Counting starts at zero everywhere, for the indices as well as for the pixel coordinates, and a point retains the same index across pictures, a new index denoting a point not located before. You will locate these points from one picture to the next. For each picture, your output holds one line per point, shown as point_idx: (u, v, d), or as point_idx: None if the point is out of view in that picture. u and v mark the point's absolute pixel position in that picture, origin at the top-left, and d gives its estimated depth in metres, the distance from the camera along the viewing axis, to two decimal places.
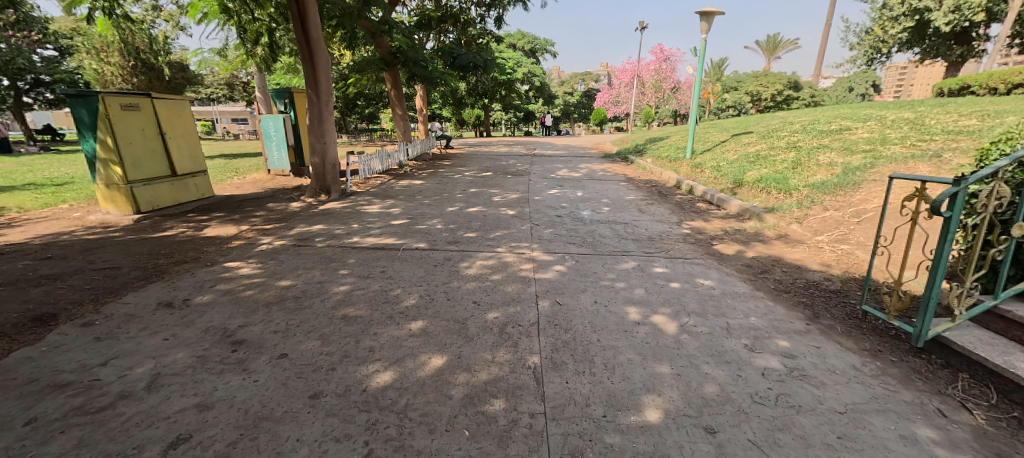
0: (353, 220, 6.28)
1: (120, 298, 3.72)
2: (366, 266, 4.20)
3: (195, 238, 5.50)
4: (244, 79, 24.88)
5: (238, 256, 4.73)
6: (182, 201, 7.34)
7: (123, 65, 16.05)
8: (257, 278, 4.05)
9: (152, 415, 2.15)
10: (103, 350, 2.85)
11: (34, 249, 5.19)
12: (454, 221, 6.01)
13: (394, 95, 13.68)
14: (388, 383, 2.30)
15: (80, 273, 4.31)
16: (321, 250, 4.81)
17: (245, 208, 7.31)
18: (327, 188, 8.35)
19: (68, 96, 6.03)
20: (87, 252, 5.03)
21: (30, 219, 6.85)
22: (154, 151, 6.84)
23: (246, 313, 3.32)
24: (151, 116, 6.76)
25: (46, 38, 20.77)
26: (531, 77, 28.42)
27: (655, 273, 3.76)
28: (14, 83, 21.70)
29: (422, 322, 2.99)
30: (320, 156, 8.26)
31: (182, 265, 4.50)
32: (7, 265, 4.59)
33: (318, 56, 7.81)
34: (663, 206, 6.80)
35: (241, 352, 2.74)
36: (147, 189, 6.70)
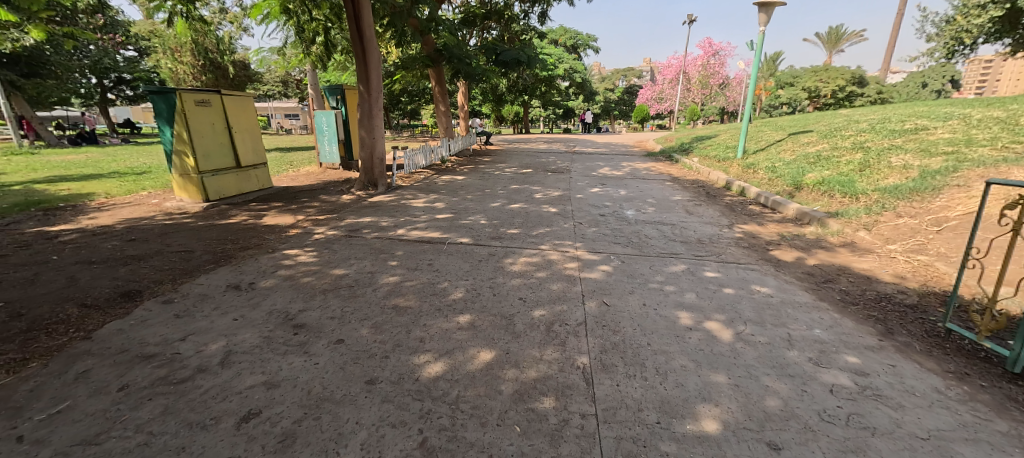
0: (399, 213, 6.49)
1: (193, 279, 4.06)
2: (414, 259, 4.33)
3: (256, 226, 5.88)
4: (298, 76, 26.19)
5: (295, 244, 5.01)
6: (245, 191, 7.88)
7: (193, 64, 17.33)
8: (313, 266, 4.28)
9: (226, 389, 2.34)
10: (181, 326, 3.12)
11: (120, 232, 5.75)
12: (497, 217, 6.05)
13: (438, 92, 13.93)
14: (439, 374, 2.37)
15: (160, 255, 4.74)
16: (370, 242, 5.01)
17: (300, 199, 7.72)
18: (374, 181, 8.66)
19: (151, 92, 6.58)
20: (164, 235, 5.52)
21: (116, 204, 7.59)
22: (221, 144, 7.35)
23: (305, 299, 3.52)
24: (220, 112, 7.25)
25: (128, 40, 22.80)
26: (572, 74, 28.09)
27: (707, 278, 3.61)
28: (101, 81, 24.03)
29: (469, 316, 3.04)
30: (368, 151, 8.56)
31: (247, 251, 4.84)
32: (100, 246, 5.12)
33: (370, 54, 8.07)
34: (711, 208, 6.53)
35: (302, 336, 2.91)
36: (215, 180, 7.24)
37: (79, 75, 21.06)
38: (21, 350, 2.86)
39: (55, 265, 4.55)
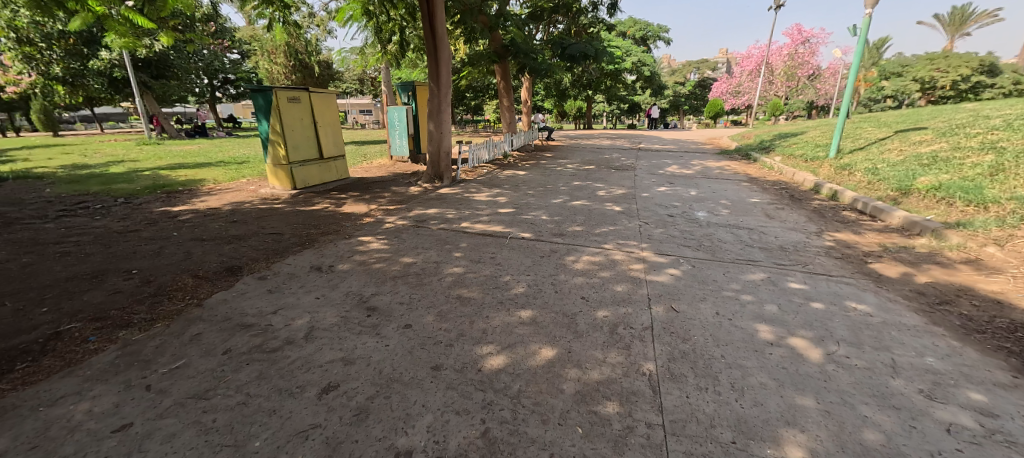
0: (463, 206, 6.66)
1: (283, 258, 4.51)
2: (477, 251, 4.43)
3: (335, 214, 6.37)
4: (373, 74, 27.83)
5: (369, 231, 5.35)
6: (326, 181, 8.57)
7: (286, 65, 19.03)
8: (384, 253, 4.54)
9: (309, 362, 2.62)
10: (273, 301, 3.50)
11: (224, 214, 6.52)
12: (559, 214, 6.00)
13: (504, 87, 14.06)
14: (501, 367, 2.41)
15: (256, 236, 5.33)
16: (436, 232, 5.21)
17: (373, 190, 8.23)
18: (440, 175, 8.97)
19: (252, 90, 7.30)
20: (260, 218, 6.18)
21: (222, 189, 8.63)
22: (308, 137, 8.02)
23: (377, 283, 3.76)
24: (308, 108, 7.90)
25: (234, 44, 25.65)
26: (641, 67, 26.95)
27: (791, 289, 3.30)
28: (211, 81, 27.34)
29: (531, 311, 3.06)
30: (436, 145, 8.87)
31: (328, 236, 5.27)
32: (209, 226, 5.87)
33: (441, 51, 8.32)
34: (796, 212, 5.94)
35: (375, 318, 3.12)
36: (302, 170, 7.96)
37: (195, 76, 24.08)
38: (151, 312, 3.43)
39: (175, 240, 5.29)
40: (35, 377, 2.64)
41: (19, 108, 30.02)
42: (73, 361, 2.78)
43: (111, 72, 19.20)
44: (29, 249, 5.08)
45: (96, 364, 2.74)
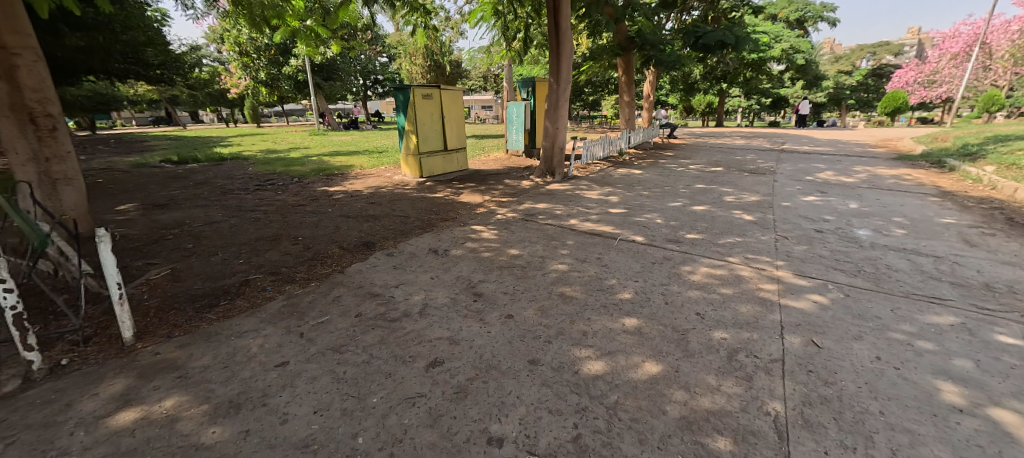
0: (573, 203, 6.60)
1: (407, 239, 5.03)
2: (584, 250, 4.34)
3: (454, 202, 6.85)
4: (498, 72, 29.13)
5: (481, 221, 5.64)
6: (449, 171, 9.26)
7: (424, 66, 21.02)
8: (493, 243, 4.74)
9: (420, 336, 2.91)
10: (396, 277, 3.94)
11: (365, 196, 7.52)
12: (676, 218, 5.54)
13: (626, 81, 13.47)
14: (599, 374, 2.33)
15: (388, 216, 6.04)
16: (544, 227, 5.25)
17: (488, 182, 8.65)
18: (552, 170, 9.01)
19: (393, 88, 8.20)
20: (391, 202, 6.98)
21: (365, 175, 9.98)
22: (436, 131, 8.74)
23: (485, 270, 3.95)
24: (439, 104, 8.60)
25: (383, 48, 29.26)
26: (792, 55, 23.28)
27: (994, 342, 2.52)
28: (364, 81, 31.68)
29: (636, 320, 2.88)
30: (550, 140, 8.92)
31: (445, 221, 5.71)
32: (354, 205, 6.84)
33: (564, 46, 8.28)
34: (1013, 241, 4.51)
35: (480, 304, 3.29)
36: (429, 160, 8.73)
37: (353, 77, 28.14)
38: (308, 272, 4.17)
39: (328, 215, 6.28)
40: (233, 311, 3.47)
41: (235, 105, 38.89)
42: (255, 304, 3.56)
43: (296, 76, 23.53)
44: (233, 213, 6.55)
45: (269, 309, 3.48)
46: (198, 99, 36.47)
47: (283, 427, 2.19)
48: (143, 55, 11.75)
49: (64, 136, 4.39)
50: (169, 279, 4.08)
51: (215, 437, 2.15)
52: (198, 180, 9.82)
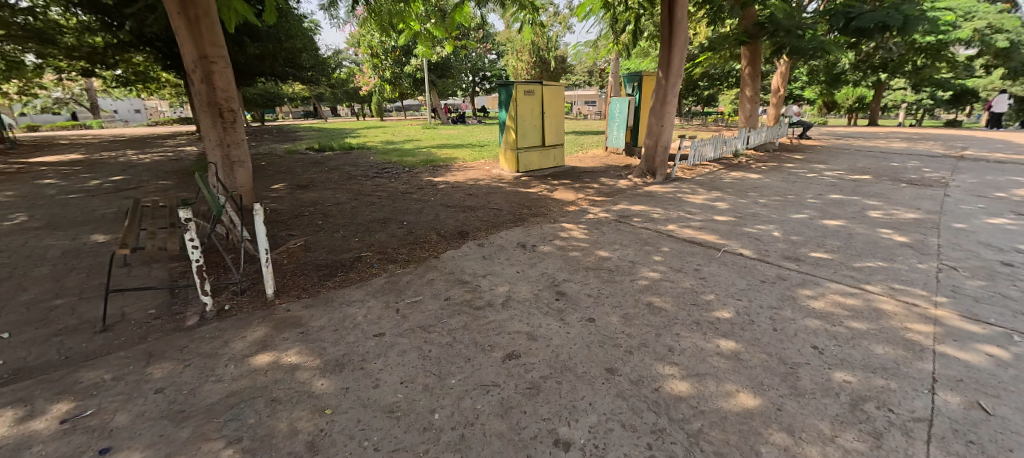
0: (674, 207, 6.15)
1: (498, 231, 5.18)
2: (680, 259, 4.02)
3: (547, 198, 6.87)
4: (604, 66, 28.30)
5: (573, 219, 5.56)
6: (544, 167, 9.29)
7: (530, 62, 21.33)
8: (582, 242, 4.65)
9: (501, 327, 2.98)
10: (484, 267, 4.09)
11: (464, 188, 7.94)
12: (798, 233, 4.82)
13: (749, 74, 12.07)
14: (682, 396, 2.14)
15: (483, 208, 6.28)
16: (639, 231, 4.98)
17: (584, 179, 8.49)
18: (653, 170, 8.52)
19: (498, 84, 8.45)
20: (487, 194, 7.25)
21: (466, 167, 10.52)
22: (535, 126, 8.80)
23: (571, 270, 3.88)
24: (540, 99, 8.67)
25: (493, 46, 30.34)
26: (986, 38, 18.49)
27: None
28: (474, 78, 33.34)
29: (735, 343, 2.59)
30: (654, 139, 8.43)
31: (536, 217, 5.75)
32: (453, 195, 7.26)
33: (677, 37, 7.70)
34: None
35: (562, 303, 3.25)
36: (525, 155, 8.85)
37: (464, 74, 29.75)
38: (408, 254, 4.54)
39: (430, 203, 6.76)
40: (346, 282, 3.94)
41: (364, 101, 43.93)
42: (362, 278, 4.00)
43: (414, 74, 25.69)
44: (354, 196, 7.42)
45: (373, 283, 3.88)
46: (336, 96, 42.00)
47: (374, 391, 2.43)
48: (299, 62, 13.95)
49: (242, 127, 5.48)
50: (301, 248, 4.80)
51: (321, 389, 2.48)
52: (330, 166, 11.33)
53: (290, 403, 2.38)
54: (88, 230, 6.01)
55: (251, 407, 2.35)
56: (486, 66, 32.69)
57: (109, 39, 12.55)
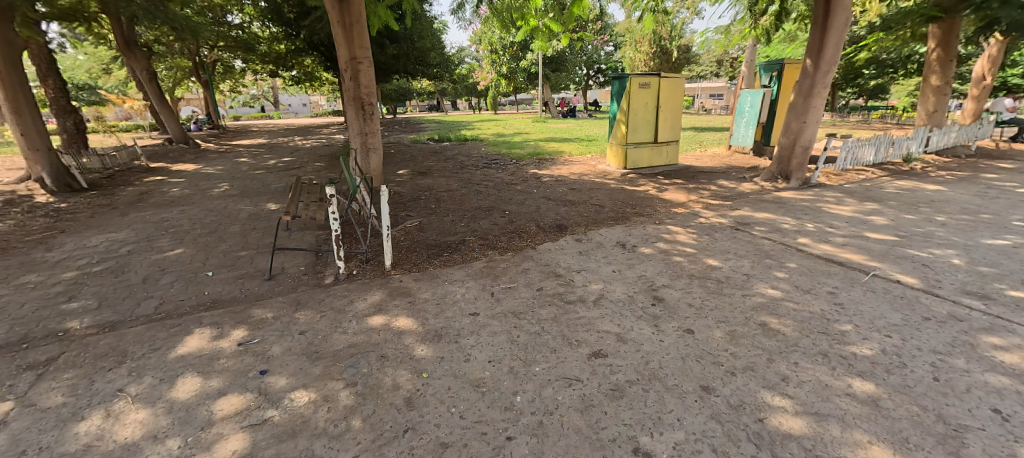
0: (808, 217, 5.31)
1: (598, 228, 5.07)
2: (809, 278, 3.47)
3: (655, 197, 6.48)
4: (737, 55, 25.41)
5: (681, 222, 5.17)
6: (655, 164, 8.76)
7: (650, 53, 20.18)
8: (689, 247, 4.30)
9: (591, 325, 2.93)
10: (580, 263, 4.05)
11: (568, 182, 7.92)
12: (988, 263, 3.78)
13: (937, 58, 9.72)
14: (791, 432, 1.87)
15: (585, 204, 6.19)
16: (759, 241, 4.43)
17: (699, 180, 7.81)
18: (787, 174, 7.47)
19: (612, 76, 8.16)
20: (590, 190, 7.12)
21: (572, 161, 10.46)
22: (649, 121, 8.32)
23: (674, 276, 3.63)
24: (657, 92, 8.18)
25: (611, 38, 29.35)
26: None
27: None
28: (588, 72, 32.78)
29: (872, 386, 2.16)
30: (792, 138, 7.37)
31: (640, 216, 5.48)
32: (556, 189, 7.30)
33: (835, 18, 6.53)
34: None
35: (659, 309, 3.07)
36: (635, 151, 8.45)
37: (578, 68, 29.41)
38: (507, 243, 4.71)
39: (533, 195, 6.89)
40: (450, 262, 4.26)
41: (481, 95, 46.31)
42: (464, 261, 4.27)
43: (529, 69, 26.22)
44: (464, 184, 7.93)
45: (473, 266, 4.13)
46: (456, 90, 45.08)
47: (464, 364, 2.62)
48: (429, 61, 15.34)
49: (377, 119, 6.23)
50: (415, 228, 5.32)
51: (420, 354, 2.76)
52: (446, 155, 12.26)
53: (395, 362, 2.69)
54: (264, 200, 7.50)
55: (364, 360, 2.74)
56: (602, 59, 31.83)
57: (289, 46, 15.33)
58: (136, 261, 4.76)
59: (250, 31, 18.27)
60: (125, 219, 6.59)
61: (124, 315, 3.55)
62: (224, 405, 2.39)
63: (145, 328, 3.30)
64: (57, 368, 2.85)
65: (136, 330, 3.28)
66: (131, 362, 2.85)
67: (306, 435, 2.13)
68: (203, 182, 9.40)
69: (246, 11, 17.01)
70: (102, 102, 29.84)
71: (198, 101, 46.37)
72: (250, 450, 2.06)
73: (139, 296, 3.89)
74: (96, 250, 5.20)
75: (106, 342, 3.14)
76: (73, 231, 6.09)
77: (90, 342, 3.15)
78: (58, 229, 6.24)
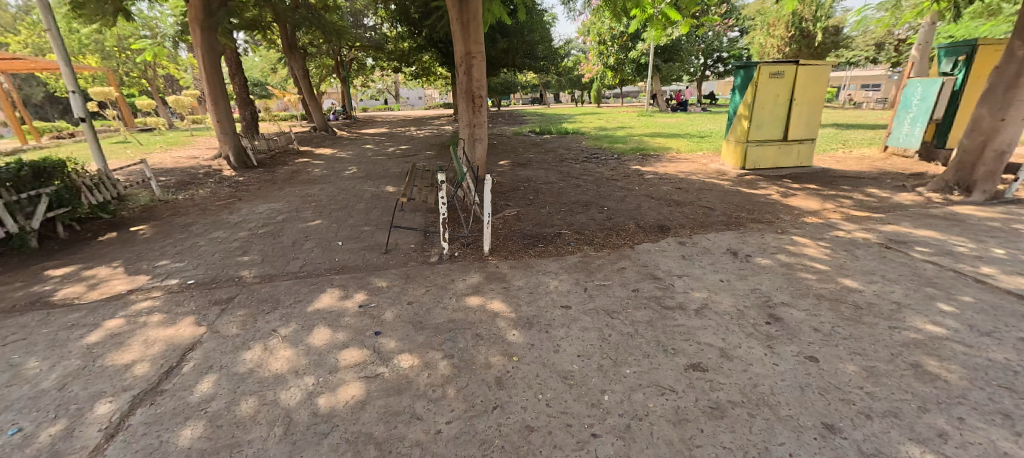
0: (993, 241, 4.24)
1: (706, 232, 4.68)
2: (988, 318, 2.79)
3: (777, 203, 5.76)
4: None
5: (810, 233, 4.52)
6: (781, 166, 7.75)
7: None
8: (818, 263, 3.76)
9: (690, 334, 2.75)
10: (682, 268, 3.80)
11: (674, 181, 7.43)
12: None
13: None
14: None
15: (691, 205, 5.76)
16: (916, 264, 3.67)
17: (837, 186, 6.71)
18: (969, 184, 6.01)
19: (736, 66, 7.39)
20: (699, 190, 6.60)
21: (680, 159, 9.78)
22: (777, 116, 7.37)
23: (795, 294, 3.21)
24: (790, 83, 7.18)
25: (737, 22, 26.41)
26: None
27: None
28: (706, 61, 30.04)
29: None
30: (981, 139, 5.90)
31: (758, 223, 4.92)
32: (660, 188, 6.90)
33: None
34: None
35: (774, 329, 2.75)
36: (757, 150, 7.58)
37: (694, 57, 27.15)
38: (605, 239, 4.61)
39: (635, 192, 6.61)
40: (545, 253, 4.32)
41: (586, 88, 45.43)
42: (559, 254, 4.29)
43: (639, 59, 24.97)
44: (563, 178, 7.92)
45: (567, 260, 4.13)
46: (560, 83, 44.93)
47: (554, 354, 2.65)
48: (537, 54, 15.54)
49: (485, 110, 6.50)
50: (513, 217, 5.48)
51: (512, 339, 2.86)
52: (547, 148, 12.36)
53: (488, 342, 2.84)
54: (383, 182, 8.40)
55: (461, 336, 2.93)
56: (723, 46, 28.93)
57: (412, 44, 16.80)
58: (287, 227, 5.72)
59: (381, 31, 20.41)
60: (280, 192, 7.94)
61: (278, 270, 4.32)
62: (346, 356, 2.79)
63: (292, 282, 3.98)
64: (232, 306, 3.60)
65: (286, 284, 3.96)
66: (282, 309, 3.48)
67: (409, 394, 2.38)
68: (337, 164, 10.85)
69: (379, 13, 19.02)
70: (267, 95, 36.05)
71: (336, 94, 53.41)
72: (364, 398, 2.39)
73: (288, 255, 4.68)
74: (260, 216, 6.36)
75: (265, 290, 3.86)
76: (245, 200, 7.53)
77: (255, 289, 3.91)
78: (235, 197, 7.77)
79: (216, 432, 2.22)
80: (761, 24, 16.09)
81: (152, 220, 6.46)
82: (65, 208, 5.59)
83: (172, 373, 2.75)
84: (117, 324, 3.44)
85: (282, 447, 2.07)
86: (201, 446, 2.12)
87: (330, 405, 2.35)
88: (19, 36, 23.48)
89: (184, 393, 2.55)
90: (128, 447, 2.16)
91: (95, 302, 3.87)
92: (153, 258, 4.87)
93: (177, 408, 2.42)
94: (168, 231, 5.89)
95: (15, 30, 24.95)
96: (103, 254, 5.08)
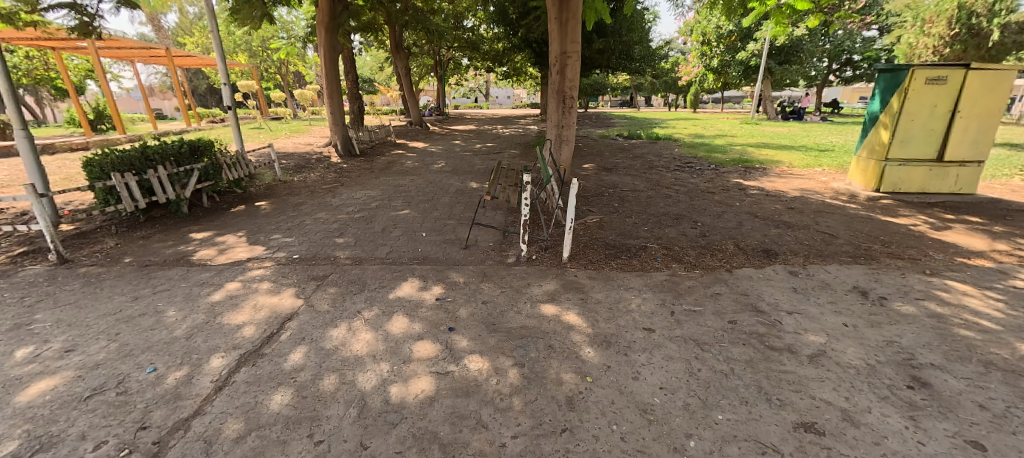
0: None
1: (825, 264, 4.00)
2: None
3: (923, 237, 4.76)
4: None
5: (972, 279, 3.64)
6: (931, 191, 6.45)
7: None
8: (986, 320, 2.98)
9: (802, 385, 2.34)
10: (796, 302, 3.29)
11: (783, 199, 6.55)
12: None
13: None
14: None
15: (806, 229, 4.99)
16: None
17: (1013, 221, 5.38)
18: None
19: (882, 70, 6.23)
20: (817, 213, 5.71)
21: (793, 174, 8.63)
22: (932, 131, 6.11)
23: (952, 356, 2.57)
24: (952, 90, 5.90)
25: (877, 19, 22.94)
26: None
27: None
28: (831, 63, 26.54)
29: None
30: None
31: (896, 259, 4.11)
32: (767, 206, 6.11)
33: None
34: None
35: (917, 396, 2.23)
36: (899, 170, 6.39)
37: (817, 59, 24.23)
38: (699, 258, 4.18)
39: (735, 209, 5.94)
40: (628, 267, 4.03)
41: (682, 93, 42.81)
42: (646, 269, 3.98)
43: (748, 61, 22.76)
44: (653, 187, 7.43)
45: (653, 277, 3.80)
46: (654, 87, 42.85)
47: (633, 382, 2.42)
48: (633, 55, 14.91)
49: (576, 111, 6.29)
50: (596, 225, 5.24)
51: (587, 356, 2.68)
52: (635, 153, 11.78)
53: (562, 356, 2.69)
54: (469, 178, 8.60)
55: (534, 344, 2.82)
56: (855, 47, 25.34)
57: (508, 44, 17.11)
58: (380, 214, 6.09)
59: (478, 32, 21.23)
60: (376, 181, 8.51)
61: (367, 254, 4.60)
62: (420, 349, 2.83)
63: (379, 268, 4.21)
64: (326, 283, 3.90)
65: (372, 268, 4.19)
66: (368, 292, 3.68)
67: (476, 399, 2.32)
68: (427, 158, 11.38)
69: (479, 14, 19.74)
70: (374, 91, 39.51)
71: (433, 93, 56.91)
72: (433, 394, 2.38)
73: (378, 242, 4.97)
74: (358, 202, 6.87)
75: (355, 272, 4.12)
76: (346, 186, 8.21)
77: (346, 270, 4.19)
78: (338, 182, 8.52)
79: (302, 401, 2.37)
80: (910, 20, 13.60)
81: (272, 197, 7.33)
82: (210, 181, 6.57)
83: (271, 339, 3.03)
84: (235, 287, 3.91)
85: (354, 429, 2.13)
86: (287, 413, 2.27)
87: (401, 395, 2.38)
88: (192, 38, 28.47)
89: (279, 360, 2.78)
90: (230, 402, 2.39)
91: (222, 265, 4.45)
92: (269, 231, 5.50)
93: (272, 373, 2.63)
94: (283, 208, 6.61)
95: (191, 33, 30.38)
96: (233, 224, 5.86)
